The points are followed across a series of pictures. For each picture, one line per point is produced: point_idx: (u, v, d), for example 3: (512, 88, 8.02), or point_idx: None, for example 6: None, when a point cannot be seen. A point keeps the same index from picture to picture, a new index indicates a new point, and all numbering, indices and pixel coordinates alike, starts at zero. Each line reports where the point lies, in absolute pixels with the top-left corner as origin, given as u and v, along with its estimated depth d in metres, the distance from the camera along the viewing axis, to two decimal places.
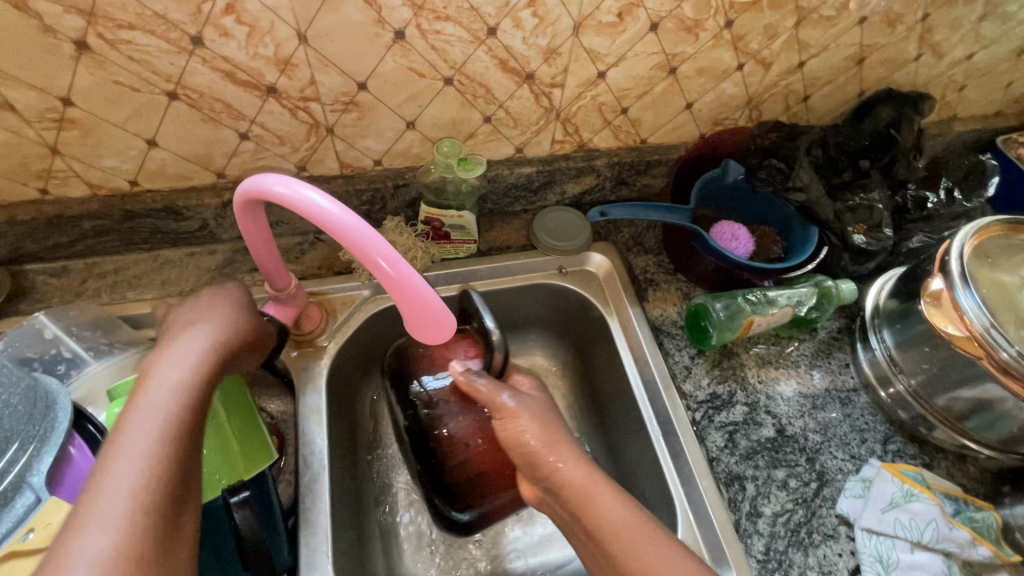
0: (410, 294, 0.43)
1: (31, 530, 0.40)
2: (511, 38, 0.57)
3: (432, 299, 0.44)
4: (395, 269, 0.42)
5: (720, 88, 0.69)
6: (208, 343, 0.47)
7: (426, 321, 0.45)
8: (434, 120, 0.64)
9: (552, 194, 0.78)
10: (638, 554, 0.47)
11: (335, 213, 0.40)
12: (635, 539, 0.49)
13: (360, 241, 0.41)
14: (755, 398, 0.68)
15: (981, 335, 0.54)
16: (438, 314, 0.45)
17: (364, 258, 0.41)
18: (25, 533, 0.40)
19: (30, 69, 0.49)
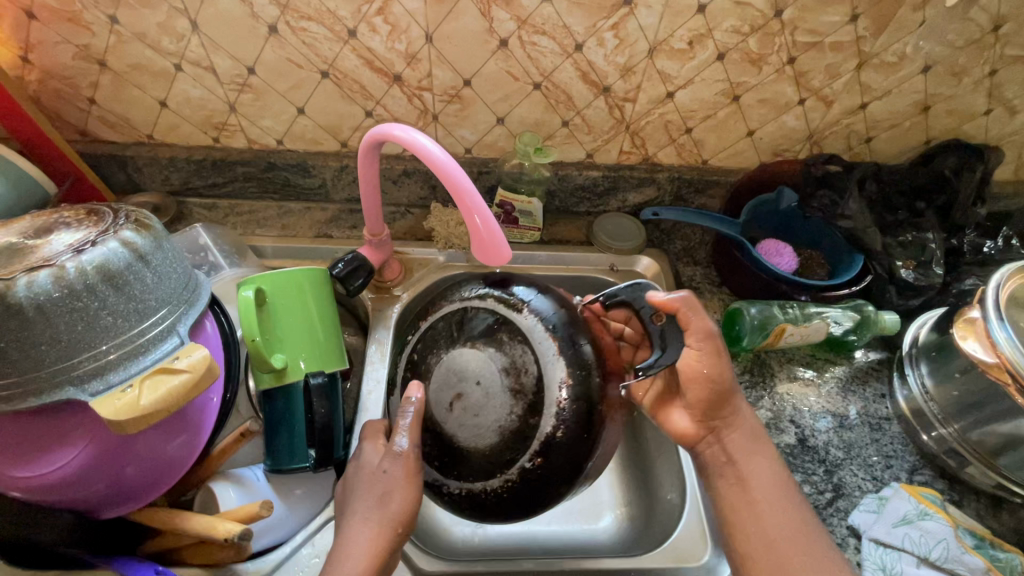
0: (484, 231, 0.52)
1: (178, 359, 0.51)
2: (595, 54, 0.68)
3: (503, 245, 0.53)
4: (475, 207, 0.51)
5: (781, 120, 0.77)
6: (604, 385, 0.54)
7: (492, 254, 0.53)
8: (520, 118, 0.76)
9: (614, 201, 0.88)
10: (760, 514, 0.55)
11: (439, 157, 0.51)
12: (773, 505, 0.55)
13: (454, 181, 0.51)
14: (780, 406, 0.71)
15: (1010, 361, 0.55)
16: (501, 249, 0.53)
17: (454, 193, 0.51)
18: (173, 360, 0.51)
19: (233, 43, 0.66)
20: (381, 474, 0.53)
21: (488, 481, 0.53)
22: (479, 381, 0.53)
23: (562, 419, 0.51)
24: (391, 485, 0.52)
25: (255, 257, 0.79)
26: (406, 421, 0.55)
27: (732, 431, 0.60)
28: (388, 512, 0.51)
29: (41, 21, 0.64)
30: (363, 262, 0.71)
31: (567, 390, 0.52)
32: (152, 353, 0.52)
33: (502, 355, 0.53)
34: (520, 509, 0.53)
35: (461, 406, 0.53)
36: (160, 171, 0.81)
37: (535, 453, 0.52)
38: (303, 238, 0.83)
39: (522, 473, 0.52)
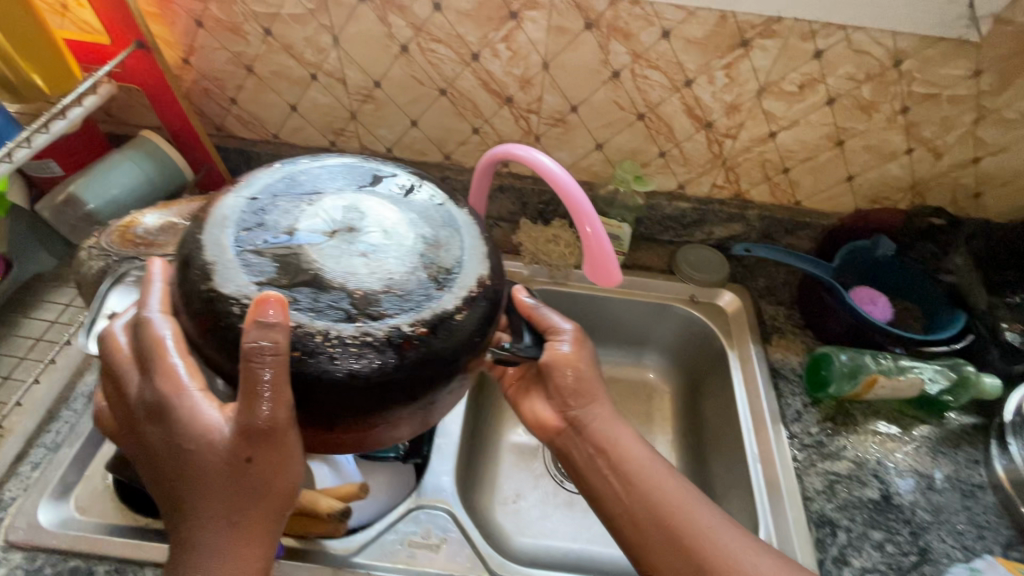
0: (594, 246, 0.54)
1: None
2: (703, 91, 0.70)
3: (614, 270, 0.54)
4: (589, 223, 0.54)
5: (885, 168, 0.76)
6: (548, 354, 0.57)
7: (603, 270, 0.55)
8: (619, 145, 0.79)
9: (699, 233, 0.88)
10: (688, 544, 0.50)
11: (558, 174, 0.54)
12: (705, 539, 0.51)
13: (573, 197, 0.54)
14: (863, 458, 0.69)
15: None
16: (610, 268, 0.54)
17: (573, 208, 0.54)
18: None
19: (367, 59, 0.73)
20: (176, 446, 0.39)
21: (358, 355, 0.37)
22: (380, 234, 0.42)
23: (468, 300, 0.41)
24: (184, 460, 0.39)
25: None
26: (180, 369, 0.40)
27: (591, 419, 0.58)
28: (272, 497, 0.40)
29: (206, 30, 0.72)
30: None
31: (479, 288, 0.43)
32: None
33: (422, 222, 0.44)
34: (325, 419, 0.39)
35: (344, 244, 0.40)
36: None
37: (420, 321, 0.39)
38: None
39: (393, 337, 0.38)
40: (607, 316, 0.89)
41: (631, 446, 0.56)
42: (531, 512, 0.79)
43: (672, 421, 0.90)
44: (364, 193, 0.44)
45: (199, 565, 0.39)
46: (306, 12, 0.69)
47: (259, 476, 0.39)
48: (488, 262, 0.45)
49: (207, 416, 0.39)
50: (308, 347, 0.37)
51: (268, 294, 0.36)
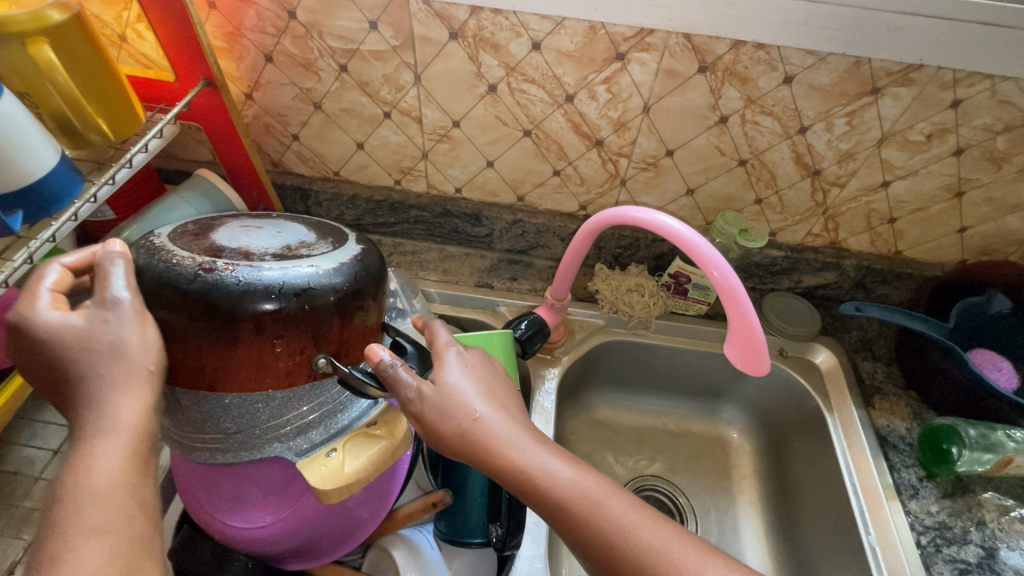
0: (732, 306, 0.49)
1: (375, 423, 0.49)
2: (817, 138, 0.64)
3: (757, 333, 0.49)
4: (722, 275, 0.49)
5: (1003, 221, 0.70)
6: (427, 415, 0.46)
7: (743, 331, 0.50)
8: (712, 191, 0.73)
9: (787, 281, 0.82)
10: None
11: (687, 235, 0.50)
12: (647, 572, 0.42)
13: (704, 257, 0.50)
14: (992, 543, 0.63)
15: None
16: (751, 330, 0.50)
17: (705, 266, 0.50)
18: (369, 423, 0.49)
19: (449, 97, 0.67)
20: (41, 347, 0.39)
21: (218, 284, 0.41)
22: (280, 232, 0.49)
23: (323, 270, 0.45)
24: (41, 354, 0.39)
25: (423, 302, 0.78)
26: (115, 270, 0.41)
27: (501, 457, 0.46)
28: (130, 368, 0.40)
29: (275, 65, 0.67)
30: (541, 325, 0.69)
31: (343, 270, 0.46)
32: (349, 410, 0.50)
33: (332, 242, 0.50)
34: (187, 350, 0.43)
35: (237, 232, 0.48)
36: (337, 207, 0.82)
37: (233, 264, 0.42)
38: (465, 285, 0.83)
39: (230, 273, 0.42)
40: (687, 366, 0.84)
41: (583, 493, 0.45)
42: None
43: (754, 483, 0.84)
44: (287, 219, 0.54)
45: (95, 426, 0.38)
46: (389, 48, 0.63)
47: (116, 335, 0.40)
48: (342, 269, 0.46)
49: (59, 320, 0.39)
50: (161, 261, 0.43)
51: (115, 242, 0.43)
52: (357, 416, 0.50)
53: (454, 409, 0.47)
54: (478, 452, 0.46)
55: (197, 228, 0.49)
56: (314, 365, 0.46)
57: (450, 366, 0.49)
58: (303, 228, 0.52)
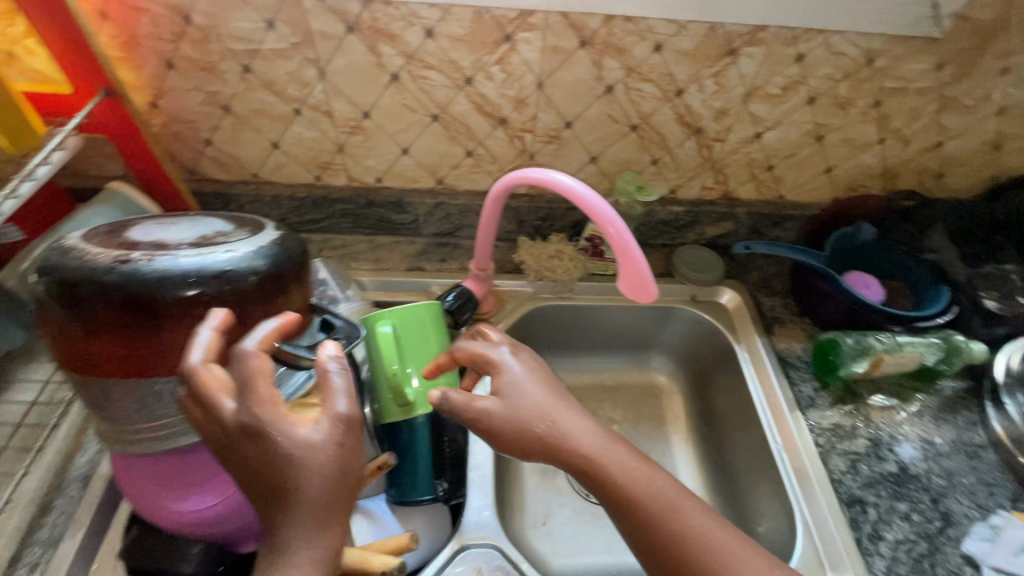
0: (621, 252, 0.54)
1: (309, 394, 0.52)
2: (693, 99, 0.72)
3: (647, 281, 0.55)
4: (613, 227, 0.54)
5: (860, 158, 0.81)
6: (501, 415, 0.50)
7: (637, 281, 0.55)
8: (613, 157, 0.80)
9: (692, 234, 0.91)
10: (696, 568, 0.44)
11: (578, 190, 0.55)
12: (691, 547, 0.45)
13: (595, 210, 0.54)
14: (877, 434, 0.73)
15: None
16: (643, 276, 0.55)
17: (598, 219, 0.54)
18: (304, 394, 0.52)
19: (355, 89, 0.70)
20: (237, 449, 0.37)
21: (136, 275, 0.43)
22: (195, 226, 0.52)
23: (243, 254, 0.48)
24: (290, 468, 0.36)
25: (357, 290, 0.81)
26: (341, 382, 0.39)
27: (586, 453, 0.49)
28: (346, 482, 0.38)
29: (178, 71, 0.68)
30: (469, 295, 0.74)
31: (264, 253, 0.49)
32: (284, 386, 0.53)
33: (250, 230, 0.53)
34: (113, 341, 0.45)
35: (150, 228, 0.50)
36: (262, 209, 0.84)
37: (150, 255, 0.45)
38: (397, 271, 0.86)
39: (147, 263, 0.44)
40: (614, 323, 0.91)
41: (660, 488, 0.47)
42: (565, 530, 0.78)
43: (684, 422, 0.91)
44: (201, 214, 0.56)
45: (293, 530, 0.37)
46: (289, 46, 0.66)
47: (341, 452, 0.38)
48: (262, 252, 0.49)
49: (305, 435, 0.37)
50: (73, 259, 0.44)
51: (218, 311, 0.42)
52: (291, 391, 0.53)
53: (587, 433, 0.50)
54: (528, 446, 0.50)
55: (107, 229, 0.50)
56: (243, 343, 0.49)
57: (511, 370, 0.53)
58: (219, 221, 0.54)
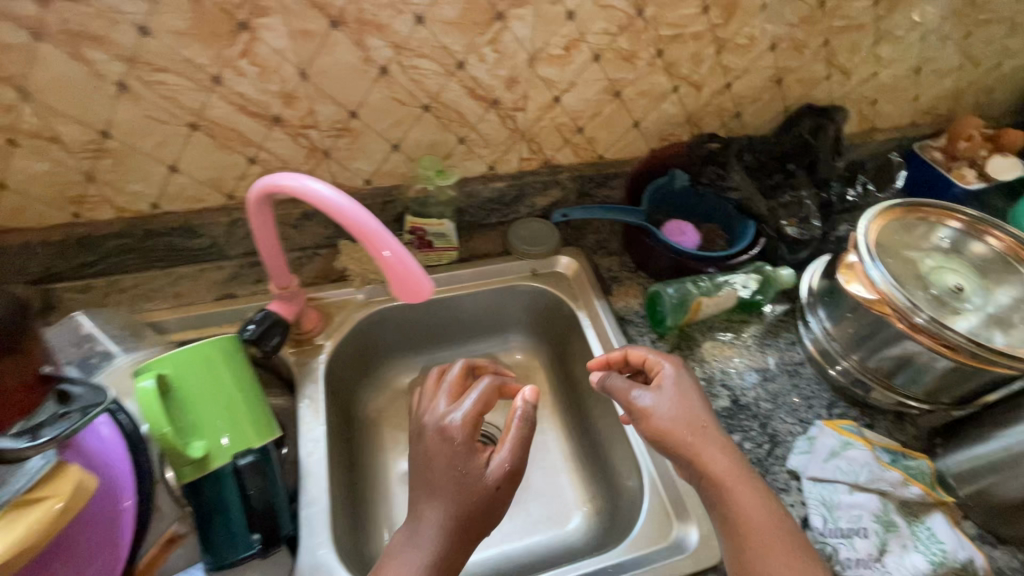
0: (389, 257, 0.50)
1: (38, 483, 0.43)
2: (477, 70, 0.68)
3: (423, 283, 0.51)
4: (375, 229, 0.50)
5: (661, 108, 0.82)
6: (653, 424, 0.59)
7: (405, 288, 0.52)
8: (416, 141, 0.75)
9: (523, 207, 0.89)
10: (762, 562, 0.52)
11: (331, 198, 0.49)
12: (771, 547, 0.52)
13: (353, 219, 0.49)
14: (711, 373, 0.76)
15: (887, 294, 0.61)
16: (416, 279, 0.51)
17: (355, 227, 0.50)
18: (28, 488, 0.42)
19: (77, 106, 0.59)
20: (468, 463, 0.53)
21: None
22: None
23: None
24: (465, 470, 0.53)
25: (153, 335, 0.71)
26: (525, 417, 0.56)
27: (713, 466, 0.56)
28: (469, 497, 0.52)
29: None
30: (277, 319, 0.67)
31: None
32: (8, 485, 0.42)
33: None
34: None
35: None
36: (12, 262, 0.70)
37: None
38: (204, 304, 0.76)
39: None
40: (461, 313, 0.87)
41: (739, 481, 0.55)
42: None
43: (547, 396, 0.91)
44: None
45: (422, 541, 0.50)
46: None
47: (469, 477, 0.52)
48: None
49: (503, 460, 0.54)
50: None
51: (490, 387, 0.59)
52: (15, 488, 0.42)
53: (674, 421, 0.59)
54: (704, 460, 0.57)
55: None
56: None
57: (666, 374, 0.62)
58: None
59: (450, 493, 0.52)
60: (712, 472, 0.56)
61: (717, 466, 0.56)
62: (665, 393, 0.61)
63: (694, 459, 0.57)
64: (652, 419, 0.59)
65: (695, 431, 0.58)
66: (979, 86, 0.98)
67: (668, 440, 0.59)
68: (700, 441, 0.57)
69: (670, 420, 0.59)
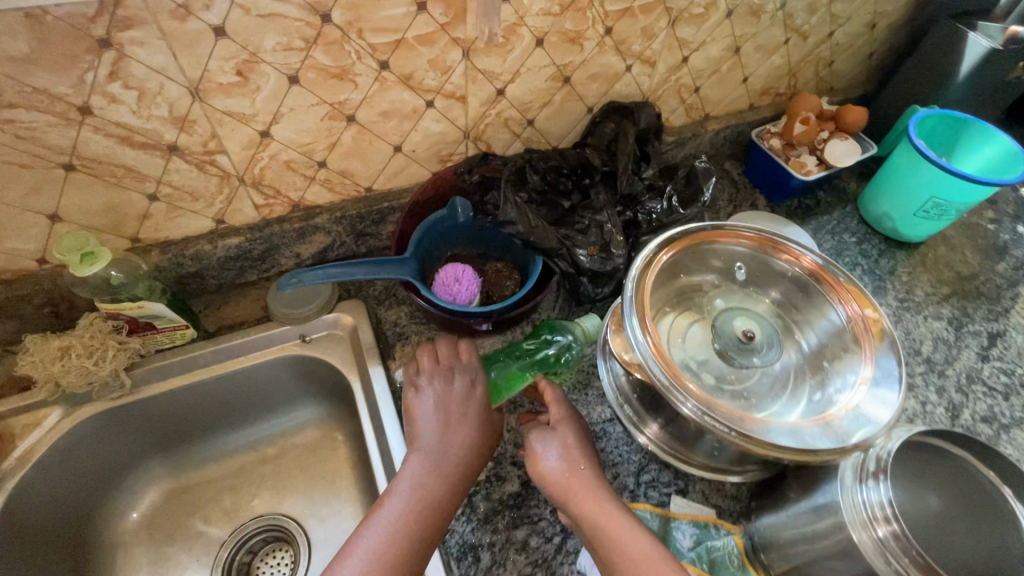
0: None
1: None
2: (118, 113, 0.51)
3: None
4: None
5: (422, 128, 0.66)
6: (533, 463, 0.55)
7: None
8: (81, 207, 0.57)
9: (285, 258, 0.73)
10: None
11: None
12: None
13: None
14: (501, 449, 0.64)
15: (648, 369, 0.49)
16: None
17: None
18: None
19: None
20: (438, 449, 0.54)
21: None
22: None
23: None
24: (484, 434, 0.56)
25: None
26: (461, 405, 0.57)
27: (583, 508, 0.51)
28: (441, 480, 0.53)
29: None
30: None
31: None
32: None
33: None
34: None
35: None
36: None
37: None
38: None
39: None
40: (223, 395, 0.73)
41: (614, 522, 0.49)
42: None
43: (352, 468, 0.77)
44: None
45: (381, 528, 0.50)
46: None
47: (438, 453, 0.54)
48: None
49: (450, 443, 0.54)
50: None
51: (459, 350, 0.61)
52: None
53: (562, 453, 0.54)
54: (573, 500, 0.52)
55: None
56: None
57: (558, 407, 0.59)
58: None
59: (425, 455, 0.54)
60: (584, 508, 0.51)
61: (581, 503, 0.51)
62: (553, 429, 0.57)
63: (568, 497, 0.52)
64: (538, 459, 0.54)
65: (572, 478, 0.53)
66: (815, 60, 0.86)
67: (542, 479, 0.54)
68: (575, 476, 0.53)
69: (556, 460, 0.54)
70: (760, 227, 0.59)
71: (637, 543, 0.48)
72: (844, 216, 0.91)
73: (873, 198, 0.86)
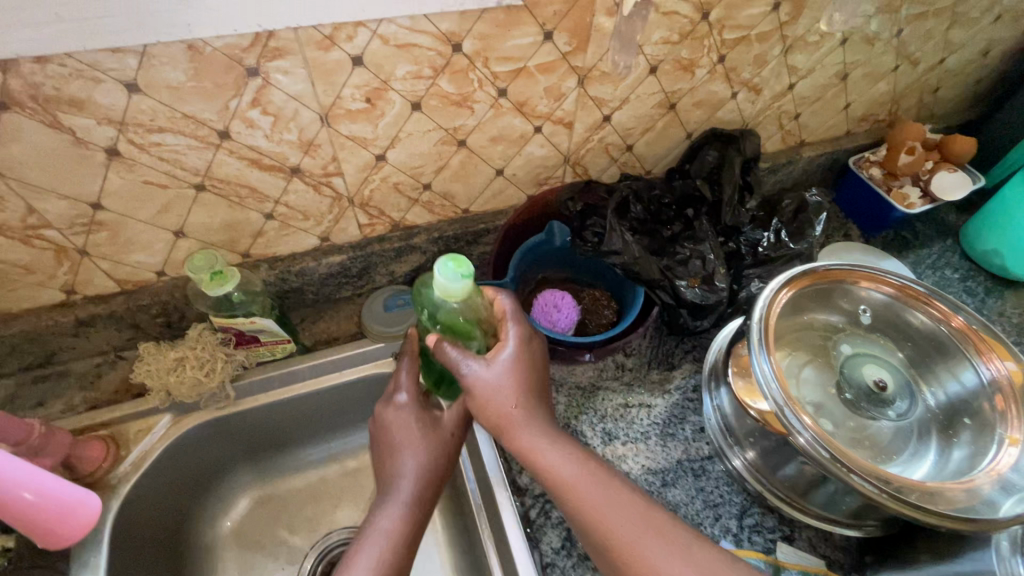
0: None
1: None
2: (252, 138, 0.52)
3: None
4: None
5: (526, 152, 0.66)
6: (478, 401, 0.50)
7: None
8: (203, 225, 0.59)
9: (379, 276, 0.74)
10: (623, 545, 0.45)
11: None
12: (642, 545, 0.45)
13: None
14: None
15: (780, 413, 0.47)
16: None
17: None
18: None
19: None
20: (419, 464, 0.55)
21: None
22: None
23: None
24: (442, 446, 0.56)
25: None
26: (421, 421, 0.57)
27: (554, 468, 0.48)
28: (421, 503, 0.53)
29: None
30: None
31: None
32: None
33: None
34: None
35: None
36: None
37: None
38: None
39: None
40: (313, 408, 0.74)
41: (586, 490, 0.47)
42: None
43: None
44: None
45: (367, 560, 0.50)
46: None
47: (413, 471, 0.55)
48: None
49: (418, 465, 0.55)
50: None
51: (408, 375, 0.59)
52: None
53: (501, 383, 0.50)
54: (531, 452, 0.49)
55: None
56: None
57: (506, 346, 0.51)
58: None
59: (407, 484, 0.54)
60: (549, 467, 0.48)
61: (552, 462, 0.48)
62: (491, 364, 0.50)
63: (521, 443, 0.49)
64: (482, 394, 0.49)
65: (510, 419, 0.49)
66: (920, 86, 0.83)
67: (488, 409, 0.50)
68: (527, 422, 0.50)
69: (498, 378, 0.49)
70: (907, 279, 0.57)
71: (576, 471, 0.48)
72: (945, 250, 0.87)
73: (979, 234, 0.82)
